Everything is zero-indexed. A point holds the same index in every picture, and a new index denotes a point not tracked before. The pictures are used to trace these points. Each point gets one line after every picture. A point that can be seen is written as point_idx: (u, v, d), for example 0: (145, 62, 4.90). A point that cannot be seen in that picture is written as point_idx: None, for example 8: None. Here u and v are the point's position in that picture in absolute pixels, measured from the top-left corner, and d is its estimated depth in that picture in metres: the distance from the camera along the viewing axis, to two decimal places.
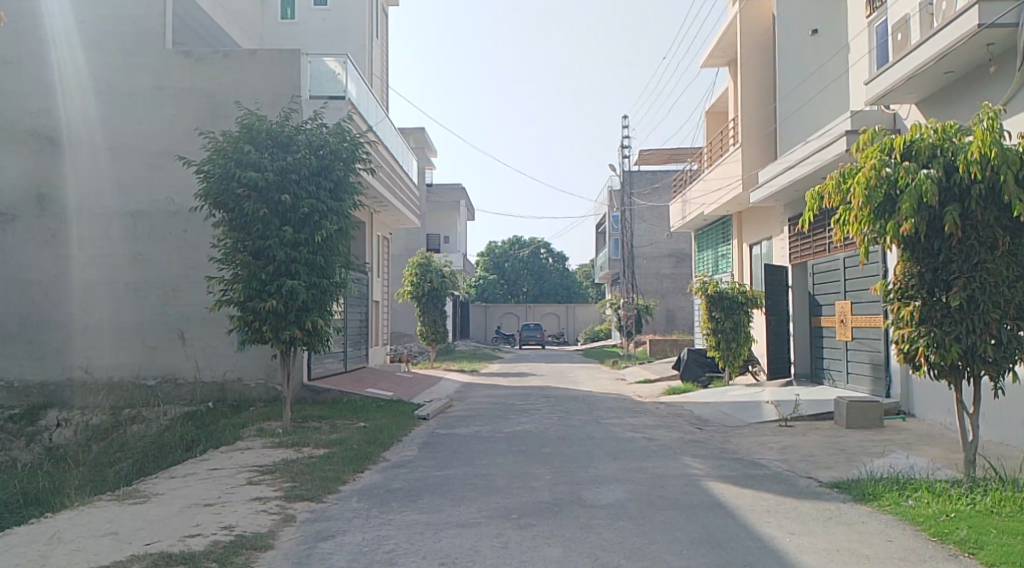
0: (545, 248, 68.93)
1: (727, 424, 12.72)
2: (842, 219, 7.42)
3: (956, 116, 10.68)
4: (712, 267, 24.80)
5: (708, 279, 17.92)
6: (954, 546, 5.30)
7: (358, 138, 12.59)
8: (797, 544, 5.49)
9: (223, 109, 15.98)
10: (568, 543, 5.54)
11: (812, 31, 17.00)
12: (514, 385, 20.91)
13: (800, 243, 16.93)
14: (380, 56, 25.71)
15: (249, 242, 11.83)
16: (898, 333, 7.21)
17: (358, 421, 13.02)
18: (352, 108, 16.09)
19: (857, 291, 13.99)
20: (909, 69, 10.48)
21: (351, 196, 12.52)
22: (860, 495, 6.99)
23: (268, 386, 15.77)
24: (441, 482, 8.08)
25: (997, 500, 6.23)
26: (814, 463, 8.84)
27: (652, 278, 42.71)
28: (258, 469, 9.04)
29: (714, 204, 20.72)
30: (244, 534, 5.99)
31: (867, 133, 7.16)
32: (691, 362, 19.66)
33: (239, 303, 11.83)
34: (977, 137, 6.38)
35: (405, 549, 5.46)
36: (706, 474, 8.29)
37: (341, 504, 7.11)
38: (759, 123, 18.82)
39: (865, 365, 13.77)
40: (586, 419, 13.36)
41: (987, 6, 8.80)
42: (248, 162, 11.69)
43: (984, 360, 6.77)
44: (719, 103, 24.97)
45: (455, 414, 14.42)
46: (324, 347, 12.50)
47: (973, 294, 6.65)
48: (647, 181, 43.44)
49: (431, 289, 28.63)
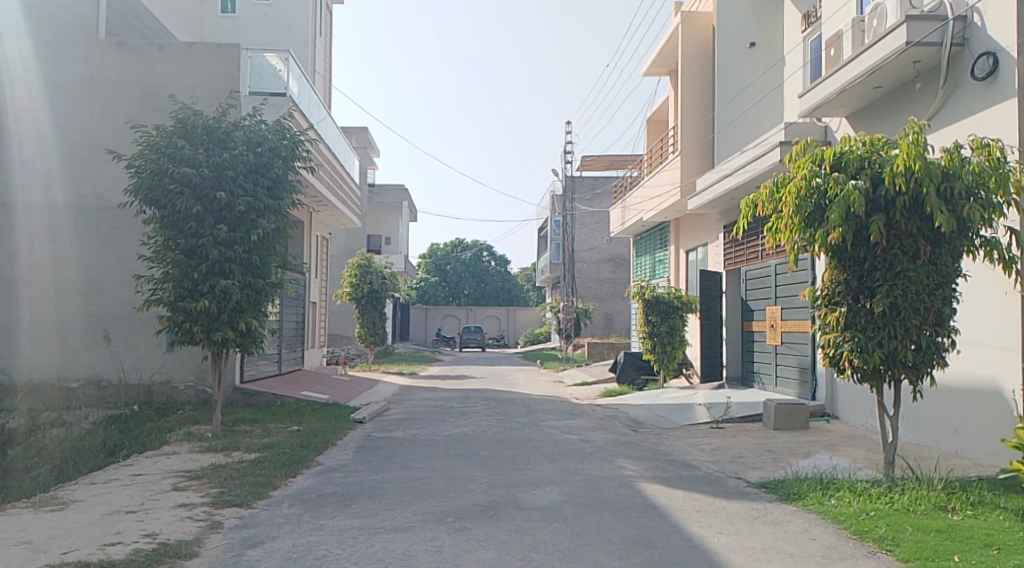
0: (488, 251, 69.08)
1: (660, 426, 12.96)
2: (774, 227, 7.64)
3: (883, 131, 11.14)
4: (650, 272, 25.21)
5: (645, 284, 18.27)
6: (873, 544, 5.51)
7: (299, 136, 12.32)
8: (725, 543, 5.62)
9: (157, 103, 15.49)
10: (502, 545, 5.55)
11: (750, 44, 17.43)
12: (453, 387, 20.85)
13: (733, 249, 17.35)
14: (323, 54, 25.36)
15: (181, 240, 11.47)
16: (824, 337, 7.47)
17: (292, 425, 12.72)
18: (293, 105, 15.71)
19: (787, 297, 14.44)
20: (840, 83, 10.88)
21: (289, 194, 12.22)
22: (786, 494, 7.21)
23: (198, 389, 15.33)
24: (375, 486, 7.98)
25: (913, 499, 6.53)
26: (742, 464, 9.07)
27: (591, 281, 43.30)
28: (185, 474, 8.75)
29: (650, 211, 21.31)
30: (168, 542, 5.79)
31: (799, 144, 7.38)
32: (627, 365, 19.94)
33: (168, 303, 11.48)
34: (903, 151, 6.64)
35: (337, 555, 5.36)
36: (640, 476, 8.40)
37: (270, 510, 6.94)
38: (698, 133, 19.21)
39: (792, 369, 14.21)
40: (524, 422, 13.40)
41: (913, 26, 9.20)
42: (182, 157, 11.35)
43: (904, 365, 7.05)
44: (659, 111, 25.50)
45: (392, 417, 14.28)
46: (257, 349, 12.18)
47: (896, 301, 6.92)
48: (588, 186, 43.55)
49: (369, 291, 28.22)
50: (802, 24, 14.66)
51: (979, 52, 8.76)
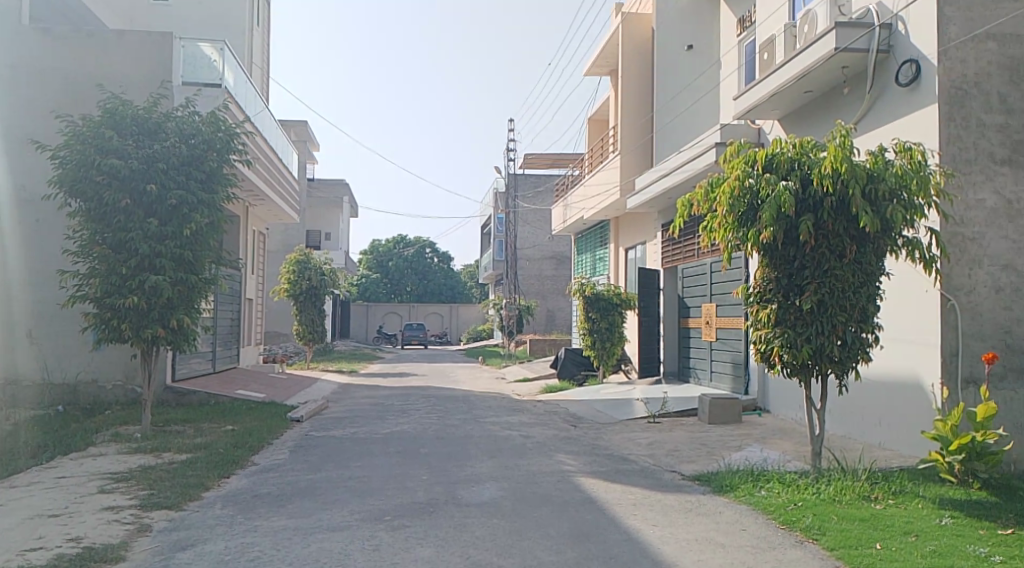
0: (431, 248, 68.65)
1: (599, 421, 13.13)
2: (709, 226, 7.82)
3: (812, 133, 11.51)
4: (590, 270, 25.50)
5: (585, 282, 18.53)
6: (800, 533, 5.70)
7: (235, 128, 11.99)
8: (660, 535, 5.73)
9: (85, 92, 14.88)
10: (440, 542, 5.54)
11: (687, 46, 17.78)
12: (393, 385, 20.69)
13: (671, 248, 17.68)
14: (261, 46, 24.80)
15: (108, 235, 11.06)
16: (756, 333, 7.69)
17: (226, 425, 12.41)
18: (229, 96, 15.40)
19: (722, 294, 14.80)
20: (772, 87, 11.20)
21: (224, 188, 11.91)
22: (718, 486, 7.40)
23: (126, 389, 14.85)
24: (311, 486, 7.86)
25: (838, 489, 6.79)
26: (677, 458, 9.26)
27: (533, 278, 43.54)
28: (112, 477, 8.44)
29: (591, 209, 21.54)
30: (93, 546, 5.59)
31: (733, 146, 7.56)
32: (567, 361, 20.13)
33: (95, 300, 11.07)
34: (831, 153, 6.88)
35: (271, 556, 5.26)
36: (578, 471, 8.49)
37: (202, 511, 6.76)
38: (638, 132, 19.50)
39: (726, 364, 14.57)
40: (464, 419, 13.38)
41: (842, 32, 9.54)
42: (110, 149, 10.93)
43: (831, 360, 7.31)
44: (600, 111, 25.79)
45: (331, 415, 14.09)
46: (190, 347, 11.85)
47: (823, 299, 7.17)
48: (531, 184, 43.76)
49: (307, 287, 27.74)
50: (737, 28, 15.04)
51: (902, 59, 9.13)
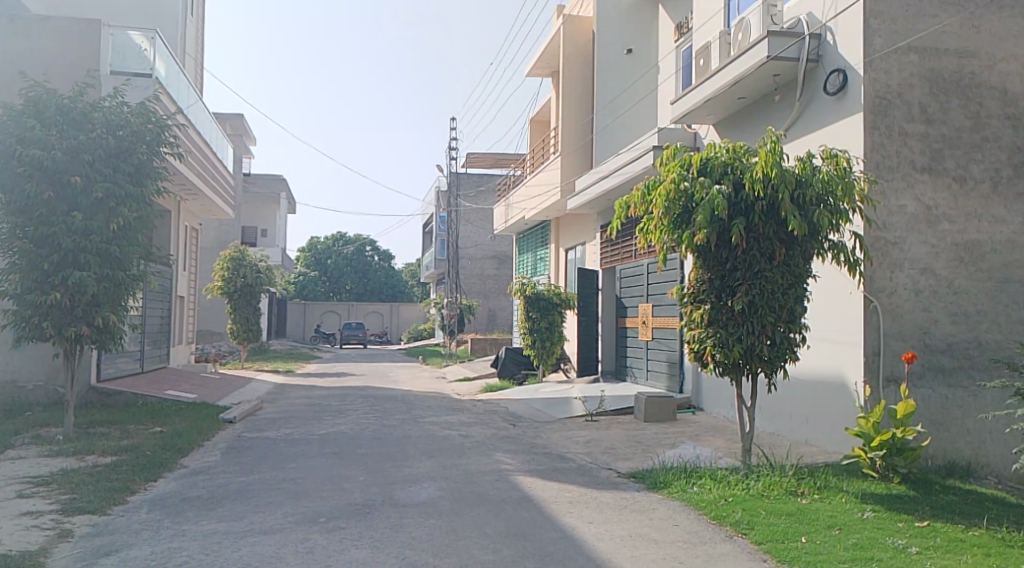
0: (371, 246, 67.89)
1: (538, 420, 13.21)
2: (645, 228, 7.96)
3: (746, 138, 11.83)
4: (531, 270, 25.64)
5: (526, 281, 18.58)
6: (730, 528, 5.86)
7: (166, 119, 11.59)
8: (595, 532, 5.80)
9: (4, 78, 14.12)
10: (376, 543, 5.49)
11: (627, 50, 18.05)
12: (331, 385, 20.39)
13: (609, 249, 17.90)
14: (196, 37, 24.12)
15: (30, 228, 10.58)
16: (689, 333, 7.86)
17: (155, 427, 12.02)
18: (161, 87, 14.93)
19: (658, 294, 15.07)
20: (708, 92, 11.47)
21: (153, 182, 11.50)
22: (653, 483, 7.54)
23: (48, 389, 14.24)
24: (244, 488, 7.68)
25: (767, 485, 7.00)
26: (614, 456, 9.39)
27: (475, 278, 43.50)
28: (31, 481, 8.07)
29: (532, 210, 21.65)
30: (8, 554, 5.34)
31: (669, 149, 7.71)
32: (507, 360, 20.20)
33: (14, 296, 10.60)
34: (762, 158, 7.09)
35: (200, 561, 5.12)
36: (516, 469, 8.53)
37: (128, 516, 6.53)
38: (579, 134, 19.68)
39: (662, 363, 14.85)
40: (403, 418, 13.29)
41: (773, 41, 9.83)
42: (32, 139, 10.46)
43: (761, 359, 7.52)
44: (542, 111, 25.94)
45: (265, 416, 13.79)
46: (116, 346, 11.47)
47: (754, 299, 7.39)
48: (473, 183, 43.71)
49: (242, 285, 27.08)
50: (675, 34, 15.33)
51: (830, 69, 9.47)
